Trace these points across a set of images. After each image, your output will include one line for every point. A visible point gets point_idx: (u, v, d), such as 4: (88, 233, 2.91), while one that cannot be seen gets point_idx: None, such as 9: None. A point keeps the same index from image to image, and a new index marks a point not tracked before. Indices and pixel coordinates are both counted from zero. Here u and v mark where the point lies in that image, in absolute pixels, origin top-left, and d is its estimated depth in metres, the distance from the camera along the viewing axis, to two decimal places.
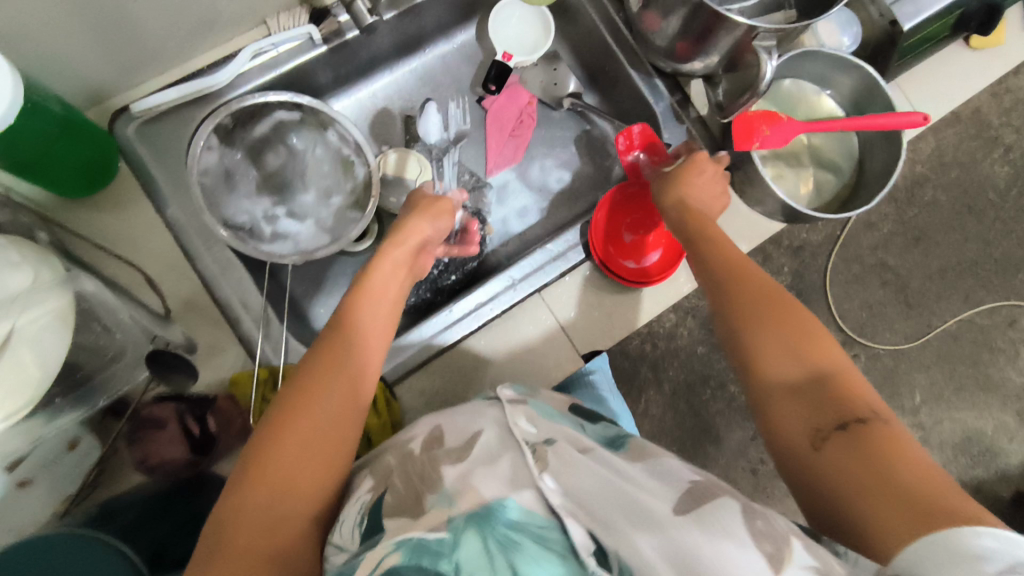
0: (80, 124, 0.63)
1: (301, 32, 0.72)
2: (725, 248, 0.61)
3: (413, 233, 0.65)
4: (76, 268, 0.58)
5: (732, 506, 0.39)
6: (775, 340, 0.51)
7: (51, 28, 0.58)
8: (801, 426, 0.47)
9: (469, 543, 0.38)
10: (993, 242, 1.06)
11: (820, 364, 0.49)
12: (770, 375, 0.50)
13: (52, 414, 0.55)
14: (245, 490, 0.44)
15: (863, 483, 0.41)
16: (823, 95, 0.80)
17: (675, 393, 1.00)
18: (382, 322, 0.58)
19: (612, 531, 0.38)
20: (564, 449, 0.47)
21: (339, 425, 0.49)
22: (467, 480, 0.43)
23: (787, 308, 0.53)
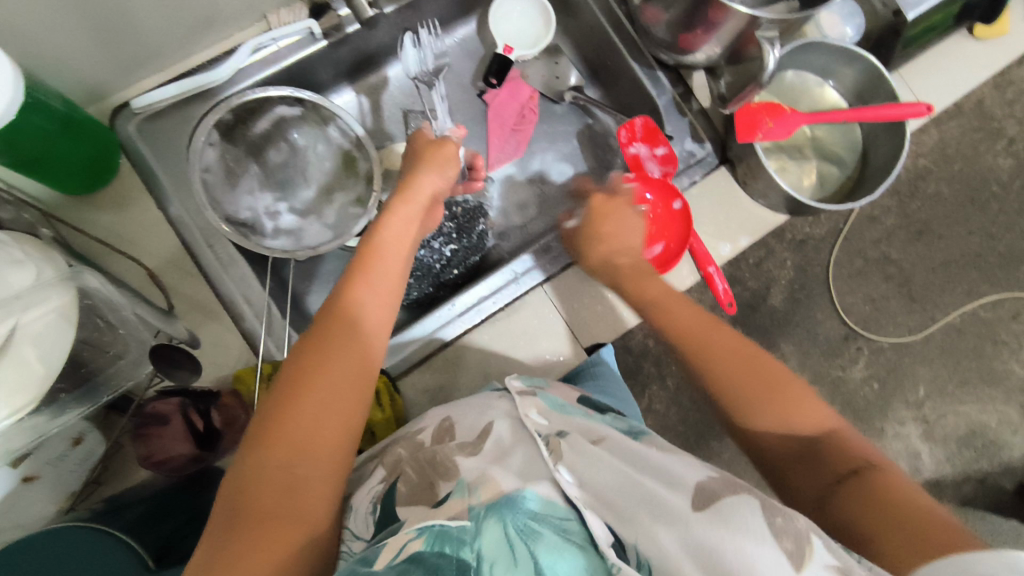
0: (81, 120, 0.63)
1: (301, 27, 0.72)
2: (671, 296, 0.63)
3: (421, 190, 0.64)
4: (79, 264, 0.58)
5: (749, 500, 0.37)
6: (759, 407, 0.50)
7: (52, 25, 0.58)
8: (804, 485, 0.47)
9: (491, 530, 0.39)
10: (997, 234, 1.06)
11: (807, 425, 0.49)
12: (761, 440, 0.50)
13: (57, 411, 0.54)
14: (262, 452, 0.42)
15: (865, 527, 0.41)
16: (825, 87, 0.80)
17: (679, 388, 1.00)
18: (392, 280, 0.56)
19: (632, 524, 0.40)
20: (578, 442, 0.47)
21: (355, 380, 0.47)
22: (483, 471, 0.45)
23: (765, 364, 0.53)
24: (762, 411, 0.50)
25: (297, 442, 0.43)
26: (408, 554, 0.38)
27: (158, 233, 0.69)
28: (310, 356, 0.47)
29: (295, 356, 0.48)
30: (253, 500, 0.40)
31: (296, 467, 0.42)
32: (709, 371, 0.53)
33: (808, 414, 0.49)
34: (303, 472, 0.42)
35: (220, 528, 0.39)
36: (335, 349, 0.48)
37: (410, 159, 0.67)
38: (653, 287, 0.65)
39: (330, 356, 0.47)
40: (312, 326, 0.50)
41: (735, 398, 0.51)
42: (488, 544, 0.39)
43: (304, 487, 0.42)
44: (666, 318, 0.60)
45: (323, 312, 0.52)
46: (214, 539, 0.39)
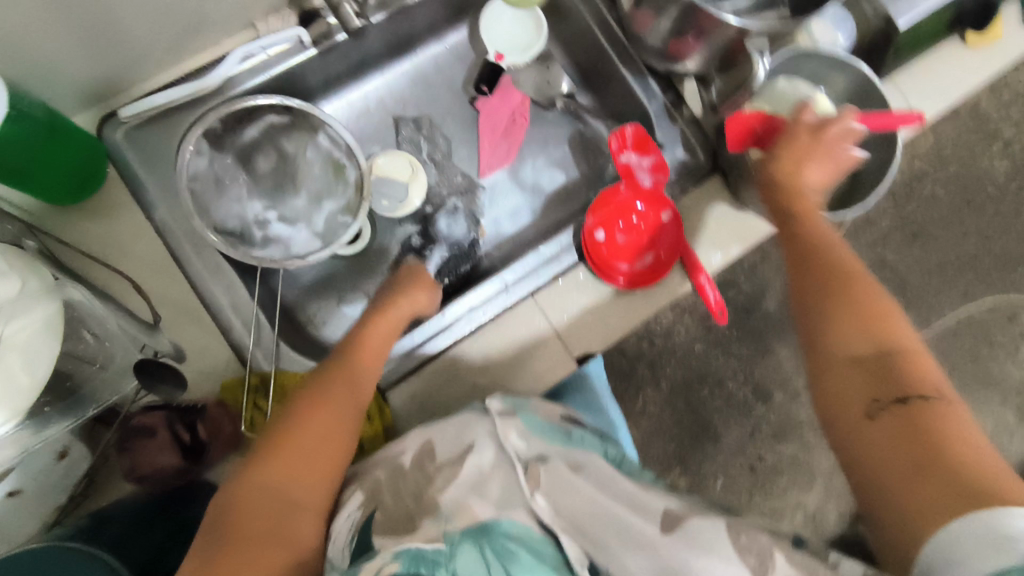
0: (68, 130, 0.62)
1: (290, 35, 0.72)
2: (813, 216, 0.61)
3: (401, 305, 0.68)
4: (64, 275, 0.58)
5: (717, 522, 0.43)
6: (849, 323, 0.52)
7: (34, 34, 0.58)
8: (856, 392, 0.50)
9: (466, 554, 0.42)
10: (993, 237, 1.07)
11: (888, 340, 0.51)
12: (839, 346, 0.52)
13: (40, 425, 0.54)
14: (258, 476, 0.50)
15: (917, 457, 0.44)
16: (817, 92, 0.77)
17: (673, 391, 1.01)
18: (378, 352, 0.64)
19: (602, 548, 0.44)
20: (556, 468, 0.50)
21: (339, 436, 0.54)
22: (462, 500, 0.47)
23: (865, 281, 0.55)
24: (851, 323, 0.52)
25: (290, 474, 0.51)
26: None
27: (145, 243, 0.69)
28: (308, 402, 0.55)
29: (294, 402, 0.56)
30: (249, 515, 0.47)
31: (288, 493, 0.50)
32: (816, 285, 0.56)
33: (893, 331, 0.51)
34: (293, 497, 0.50)
35: (215, 537, 0.46)
36: (330, 397, 0.56)
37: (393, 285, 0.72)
38: (802, 208, 0.62)
39: (325, 405, 0.55)
40: (310, 379, 0.59)
41: (830, 309, 0.54)
42: (463, 566, 0.41)
43: (294, 509, 0.49)
44: (801, 226, 0.61)
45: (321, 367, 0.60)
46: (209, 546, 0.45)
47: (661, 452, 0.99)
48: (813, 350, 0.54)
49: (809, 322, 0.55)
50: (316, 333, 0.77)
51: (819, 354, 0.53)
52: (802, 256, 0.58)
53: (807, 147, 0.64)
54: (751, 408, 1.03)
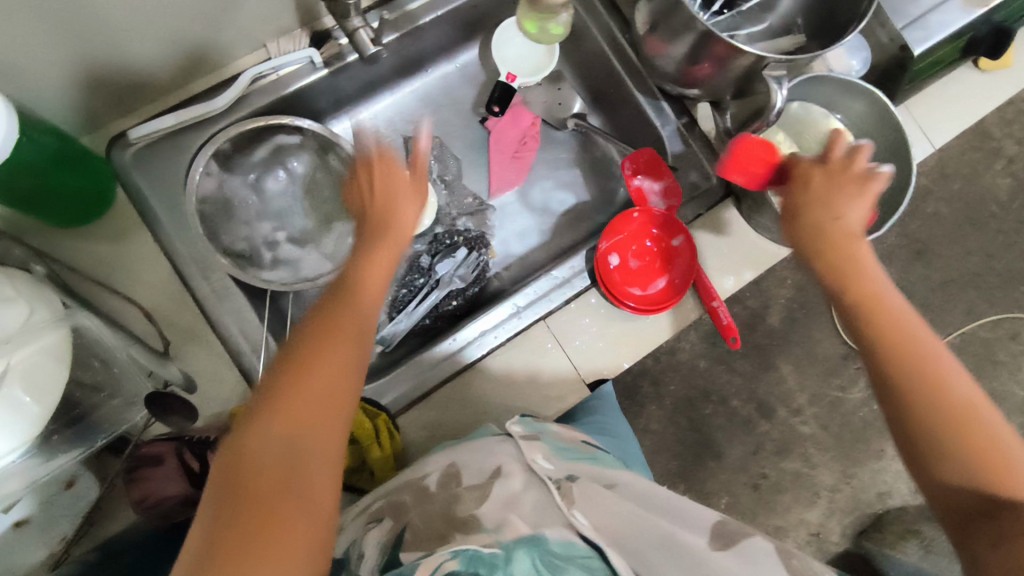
0: (74, 152, 0.61)
1: (302, 56, 0.70)
2: (894, 312, 0.49)
3: (403, 222, 0.54)
4: (73, 302, 0.57)
5: (765, 546, 0.47)
6: (961, 446, 0.44)
7: (42, 55, 0.56)
8: (979, 539, 0.42)
9: (521, 561, 0.42)
10: (995, 255, 1.11)
11: (1006, 481, 0.43)
12: (945, 478, 0.44)
13: (49, 455, 0.53)
14: (259, 429, 0.39)
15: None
16: (833, 119, 0.79)
17: (676, 408, 1.00)
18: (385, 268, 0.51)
19: (647, 565, 0.45)
20: (587, 484, 0.52)
21: (353, 381, 0.43)
22: (502, 516, 0.47)
23: (962, 379, 0.46)
24: (962, 451, 0.44)
25: (286, 458, 0.38)
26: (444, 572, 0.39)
27: (153, 265, 0.68)
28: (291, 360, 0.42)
29: (275, 360, 0.42)
30: (254, 486, 0.36)
31: (292, 472, 0.38)
32: (911, 387, 0.46)
33: (1008, 465, 0.43)
34: (300, 483, 0.38)
35: (201, 556, 0.34)
36: (327, 344, 0.43)
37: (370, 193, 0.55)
38: (881, 310, 0.49)
39: (319, 357, 0.42)
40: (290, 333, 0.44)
41: (931, 434, 0.45)
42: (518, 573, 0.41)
43: (299, 493, 0.37)
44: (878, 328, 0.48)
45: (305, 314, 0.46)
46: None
47: (664, 469, 0.99)
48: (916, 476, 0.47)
49: (902, 436, 0.47)
50: None
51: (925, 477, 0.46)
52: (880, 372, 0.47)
53: (820, 179, 0.57)
54: (754, 425, 1.02)
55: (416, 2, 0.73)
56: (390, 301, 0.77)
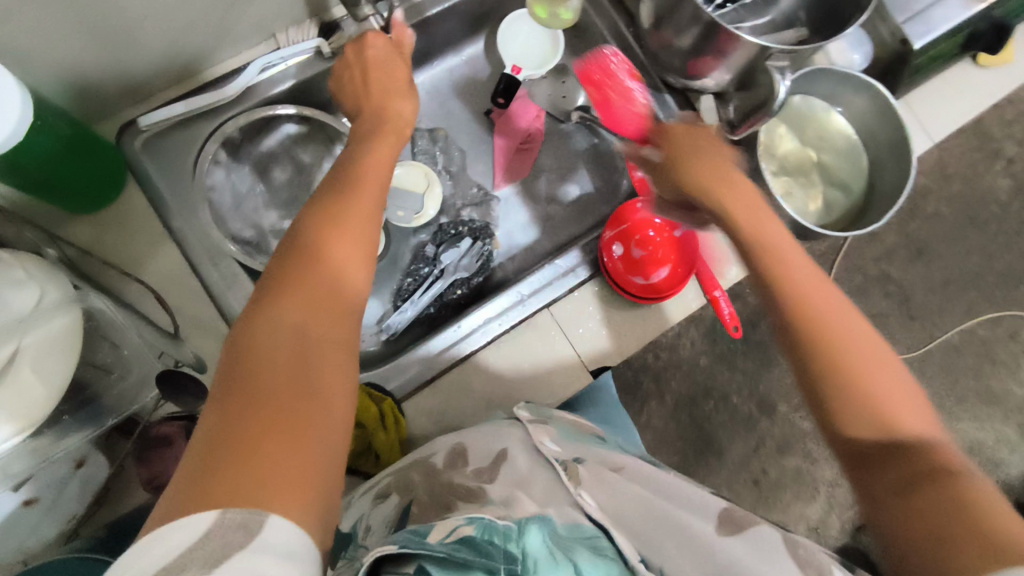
0: (88, 138, 0.63)
1: (309, 46, 0.71)
2: (785, 256, 0.49)
3: (399, 119, 0.58)
4: (85, 285, 0.58)
5: (773, 534, 0.43)
6: (858, 386, 0.43)
7: (56, 42, 0.57)
8: (882, 476, 0.41)
9: (533, 536, 0.41)
10: (995, 255, 1.12)
11: (901, 424, 0.42)
12: (842, 425, 0.43)
13: (59, 434, 0.54)
14: (268, 315, 0.40)
15: (943, 536, 0.35)
16: (833, 112, 0.81)
17: (678, 405, 1.01)
18: (379, 172, 0.52)
19: (657, 549, 0.44)
20: (596, 468, 0.53)
21: (353, 277, 0.45)
22: (510, 491, 0.48)
23: (855, 326, 0.45)
24: (854, 394, 0.43)
25: (300, 334, 0.40)
26: (460, 536, 0.39)
27: (163, 252, 0.69)
28: (297, 253, 0.44)
29: (280, 254, 0.45)
30: (267, 362, 0.38)
31: (305, 346, 0.40)
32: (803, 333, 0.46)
33: (896, 410, 0.43)
34: (315, 356, 0.40)
35: (228, 415, 0.35)
36: (333, 236, 0.46)
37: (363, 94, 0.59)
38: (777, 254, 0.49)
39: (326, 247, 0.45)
40: (292, 231, 0.46)
41: (822, 380, 0.44)
42: (531, 545, 0.40)
43: (313, 362, 0.39)
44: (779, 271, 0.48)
45: (304, 210, 0.48)
46: (214, 440, 0.34)
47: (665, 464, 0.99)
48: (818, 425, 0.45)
49: (804, 384, 0.46)
50: None
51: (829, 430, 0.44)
52: (782, 316, 0.47)
53: (692, 141, 0.60)
54: (755, 422, 1.03)
55: None
56: (396, 289, 0.79)
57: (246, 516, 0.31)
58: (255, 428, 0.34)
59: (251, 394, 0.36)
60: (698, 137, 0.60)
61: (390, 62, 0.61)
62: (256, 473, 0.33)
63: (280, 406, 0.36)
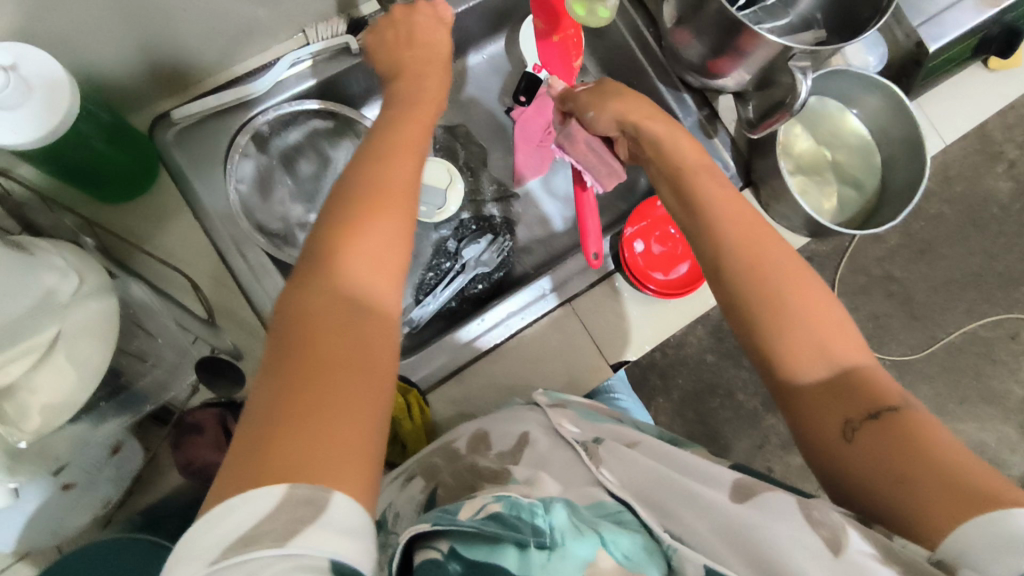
0: (127, 129, 0.65)
1: (338, 42, 0.73)
2: (738, 215, 0.55)
3: (428, 97, 0.59)
4: (122, 272, 0.59)
5: (786, 498, 0.42)
6: (796, 330, 0.48)
7: (95, 36, 0.58)
8: (828, 413, 0.46)
9: (560, 512, 0.41)
10: (997, 256, 1.14)
11: (839, 354, 0.48)
12: (796, 375, 0.48)
13: (97, 420, 0.55)
14: (312, 293, 0.41)
15: (905, 476, 0.40)
16: (848, 114, 0.82)
17: (684, 401, 1.05)
18: (414, 142, 0.52)
19: (674, 518, 0.44)
20: (613, 446, 0.53)
21: (394, 248, 0.45)
22: (533, 471, 0.49)
23: (787, 269, 0.51)
24: (798, 339, 0.48)
25: (346, 316, 0.41)
26: (488, 514, 0.39)
27: (194, 242, 0.69)
28: (339, 234, 0.44)
29: (322, 235, 0.45)
30: (313, 339, 0.39)
31: (350, 322, 0.41)
32: (746, 286, 0.51)
33: (830, 340, 0.48)
34: (361, 335, 0.40)
35: (280, 399, 0.36)
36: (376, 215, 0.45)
37: (387, 61, 0.62)
38: (730, 220, 0.54)
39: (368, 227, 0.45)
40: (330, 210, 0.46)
41: (772, 340, 0.49)
42: (558, 519, 0.40)
43: (360, 336, 0.40)
44: (730, 241, 0.53)
45: (341, 189, 0.47)
46: (270, 418, 0.36)
47: None
48: (766, 375, 0.50)
49: (746, 335, 0.51)
50: None
51: (779, 383, 0.49)
52: (725, 269, 0.52)
53: (609, 91, 0.67)
54: (760, 418, 1.06)
55: None
56: (418, 283, 0.80)
57: (311, 493, 0.33)
58: (307, 406, 0.36)
59: (300, 371, 0.37)
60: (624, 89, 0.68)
61: (435, 29, 0.63)
62: (315, 451, 0.34)
63: (329, 382, 0.37)
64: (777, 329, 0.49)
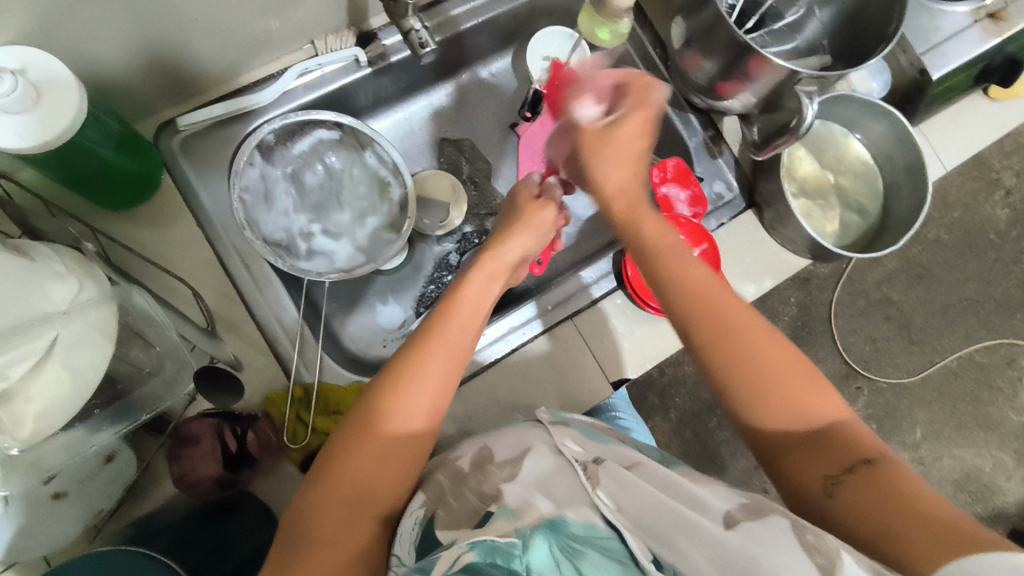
0: (134, 136, 0.65)
1: (347, 54, 0.73)
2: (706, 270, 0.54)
3: (508, 253, 0.64)
4: (122, 279, 0.58)
5: (779, 523, 0.39)
6: (769, 391, 0.48)
7: (107, 45, 0.59)
8: (808, 471, 0.46)
9: (539, 549, 0.40)
10: (994, 282, 1.15)
11: (814, 410, 0.47)
12: (773, 427, 0.48)
13: (92, 428, 0.54)
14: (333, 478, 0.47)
15: (885, 525, 0.40)
16: (851, 138, 0.83)
17: (682, 421, 1.05)
18: (471, 320, 0.57)
19: (669, 545, 0.41)
20: (613, 467, 0.49)
21: (418, 435, 0.50)
22: (526, 497, 0.45)
23: (756, 333, 0.49)
24: (774, 400, 0.48)
25: (354, 505, 0.47)
26: (463, 566, 0.39)
27: (198, 250, 0.69)
28: (390, 379, 0.51)
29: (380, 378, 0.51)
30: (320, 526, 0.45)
31: (354, 511, 0.47)
32: (717, 359, 0.49)
33: (804, 403, 0.47)
34: (356, 525, 0.47)
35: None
36: (426, 369, 0.51)
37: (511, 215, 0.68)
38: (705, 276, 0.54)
39: (418, 380, 0.51)
40: (396, 353, 0.53)
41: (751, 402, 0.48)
42: (536, 560, 0.39)
43: (357, 527, 0.47)
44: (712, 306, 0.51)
45: (398, 352, 0.53)
46: None
47: None
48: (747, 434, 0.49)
49: (725, 403, 0.50)
50: (352, 346, 0.77)
51: (760, 437, 0.48)
52: (693, 326, 0.51)
53: (606, 145, 0.59)
54: None
55: (459, 9, 0.76)
56: (419, 297, 0.81)
57: None
58: None
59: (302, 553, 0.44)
60: (629, 139, 0.59)
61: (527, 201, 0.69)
62: None
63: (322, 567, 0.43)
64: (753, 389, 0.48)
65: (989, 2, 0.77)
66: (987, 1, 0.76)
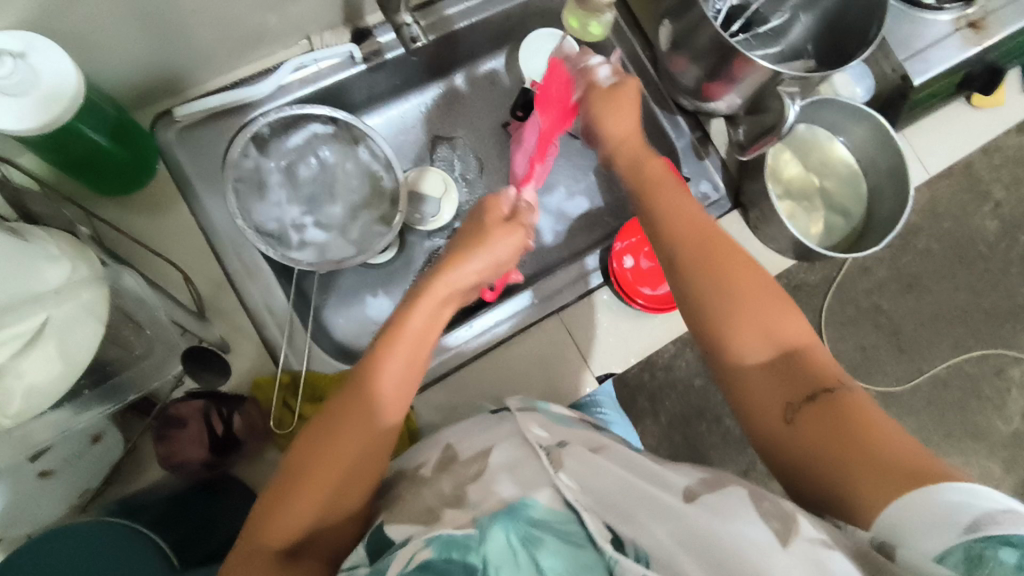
0: (131, 123, 0.66)
1: (343, 50, 0.75)
2: (690, 212, 0.58)
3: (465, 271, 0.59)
4: (112, 261, 0.59)
5: (739, 493, 0.42)
6: (743, 322, 0.52)
7: (107, 35, 0.60)
8: (771, 397, 0.49)
9: (496, 539, 0.41)
10: (983, 292, 1.16)
11: (781, 336, 0.51)
12: (742, 356, 0.51)
13: (80, 407, 0.55)
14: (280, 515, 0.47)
15: (839, 454, 0.44)
16: (835, 142, 0.85)
17: (671, 425, 1.05)
18: (423, 344, 0.55)
19: (630, 521, 0.42)
20: (578, 451, 0.50)
21: (361, 469, 0.50)
22: (485, 487, 0.46)
23: (734, 257, 0.55)
24: (745, 330, 0.51)
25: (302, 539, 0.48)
26: (419, 563, 0.40)
27: (190, 237, 0.70)
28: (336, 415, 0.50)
29: (355, 377, 0.52)
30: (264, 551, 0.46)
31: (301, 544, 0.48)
32: (696, 285, 0.54)
33: (777, 328, 0.51)
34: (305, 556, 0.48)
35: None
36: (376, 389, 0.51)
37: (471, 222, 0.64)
38: (689, 219, 0.58)
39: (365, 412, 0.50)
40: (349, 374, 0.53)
41: (723, 332, 0.52)
42: (492, 551, 0.40)
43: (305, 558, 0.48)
44: (693, 244, 0.56)
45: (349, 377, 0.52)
46: None
47: None
48: (714, 360, 0.53)
49: (701, 332, 0.54)
50: (342, 338, 0.78)
51: (726, 365, 0.52)
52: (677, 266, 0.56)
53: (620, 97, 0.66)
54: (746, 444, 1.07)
55: (453, 9, 0.78)
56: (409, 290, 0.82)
57: None
58: None
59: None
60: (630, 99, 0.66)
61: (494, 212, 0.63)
62: None
63: None
64: (728, 320, 0.52)
65: (972, 12, 0.80)
66: (968, 11, 0.79)
